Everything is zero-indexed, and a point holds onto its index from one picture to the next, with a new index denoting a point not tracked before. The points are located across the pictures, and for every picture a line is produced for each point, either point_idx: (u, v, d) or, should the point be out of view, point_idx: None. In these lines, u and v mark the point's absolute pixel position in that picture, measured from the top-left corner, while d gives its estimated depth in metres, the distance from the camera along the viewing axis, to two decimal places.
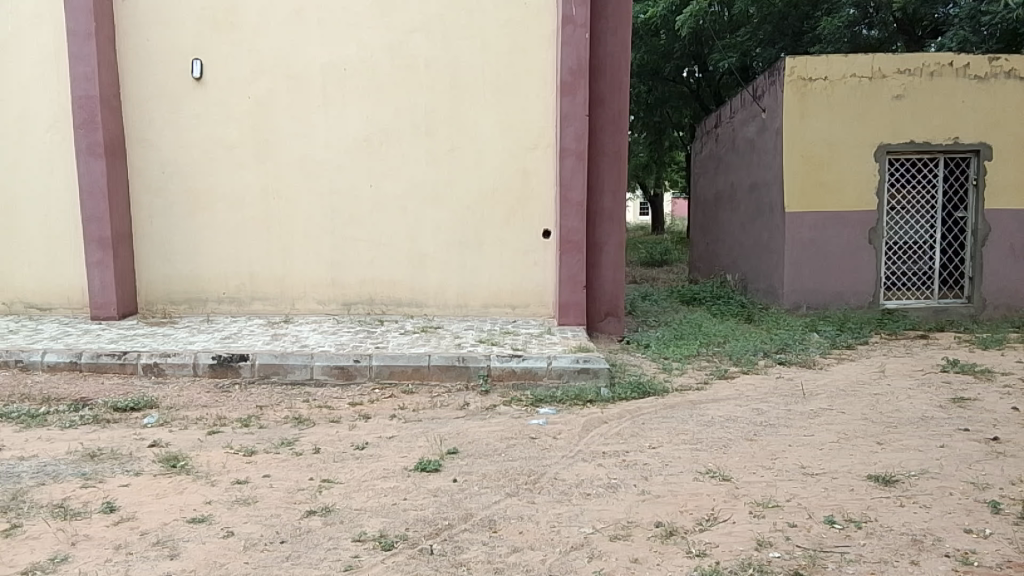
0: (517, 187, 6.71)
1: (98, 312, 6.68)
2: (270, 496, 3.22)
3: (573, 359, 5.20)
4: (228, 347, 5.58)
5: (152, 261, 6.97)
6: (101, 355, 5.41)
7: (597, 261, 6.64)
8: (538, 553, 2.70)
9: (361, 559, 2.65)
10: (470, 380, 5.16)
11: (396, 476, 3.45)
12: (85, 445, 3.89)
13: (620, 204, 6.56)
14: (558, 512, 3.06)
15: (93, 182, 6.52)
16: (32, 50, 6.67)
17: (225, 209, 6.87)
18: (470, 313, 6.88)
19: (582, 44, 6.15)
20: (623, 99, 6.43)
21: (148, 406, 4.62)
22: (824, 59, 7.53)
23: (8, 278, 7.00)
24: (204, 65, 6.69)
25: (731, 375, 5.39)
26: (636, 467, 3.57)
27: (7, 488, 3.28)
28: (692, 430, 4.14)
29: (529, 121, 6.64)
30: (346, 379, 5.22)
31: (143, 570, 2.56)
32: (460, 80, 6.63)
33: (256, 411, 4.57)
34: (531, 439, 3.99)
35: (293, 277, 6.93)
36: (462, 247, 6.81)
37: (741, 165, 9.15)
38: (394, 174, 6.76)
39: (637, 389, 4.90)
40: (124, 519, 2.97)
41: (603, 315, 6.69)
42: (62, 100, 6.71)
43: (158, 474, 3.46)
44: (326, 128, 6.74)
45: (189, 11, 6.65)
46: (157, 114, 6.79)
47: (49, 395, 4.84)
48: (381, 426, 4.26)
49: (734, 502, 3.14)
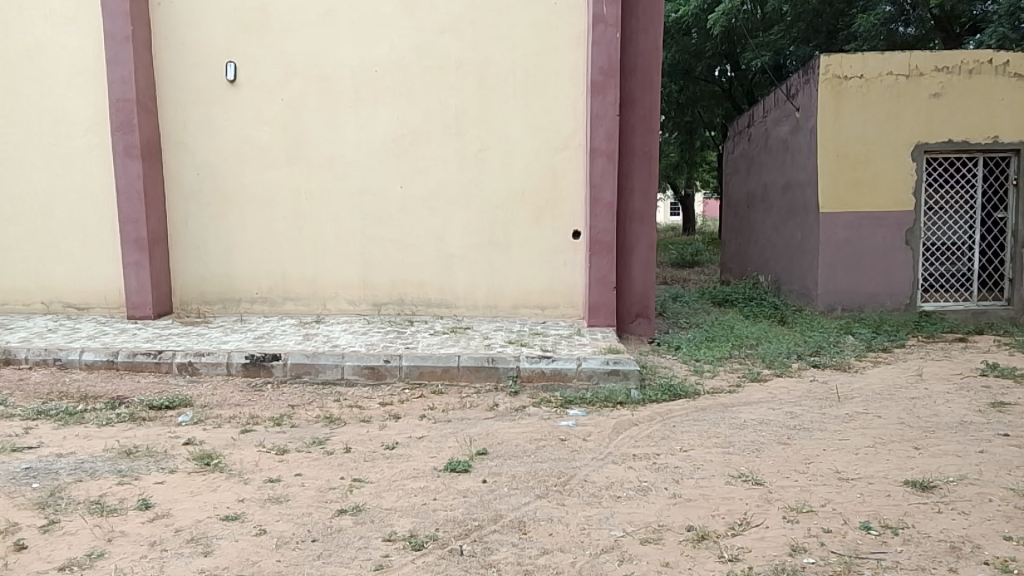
0: (546, 187, 6.70)
1: (134, 312, 6.80)
2: (302, 495, 3.24)
3: (603, 361, 5.17)
4: (260, 347, 5.64)
5: (187, 262, 7.07)
6: (137, 354, 5.50)
7: (627, 261, 6.60)
8: (568, 556, 2.69)
9: (391, 558, 2.66)
10: (499, 381, 5.16)
11: (426, 476, 3.46)
12: (121, 443, 3.95)
13: (650, 204, 6.51)
14: (588, 515, 3.04)
15: (130, 184, 6.64)
16: (70, 55, 6.81)
17: (256, 210, 6.96)
18: (500, 313, 6.89)
19: (613, 44, 6.12)
20: (654, 98, 6.39)
21: (182, 405, 4.69)
22: (860, 57, 7.41)
23: (47, 279, 7.15)
24: (237, 68, 6.78)
25: (763, 377, 5.33)
26: (667, 470, 3.55)
27: (45, 485, 3.34)
28: (724, 433, 4.10)
29: (558, 121, 6.63)
30: (376, 379, 5.25)
31: (177, 567, 2.59)
32: (490, 81, 6.64)
33: (288, 410, 4.61)
34: (560, 441, 3.98)
35: (324, 278, 6.99)
36: (491, 248, 6.81)
37: (774, 165, 9.04)
38: (423, 175, 6.79)
39: (669, 391, 4.86)
40: (159, 516, 3.01)
41: (634, 316, 6.65)
42: (98, 103, 6.84)
43: (192, 473, 3.51)
44: (356, 130, 6.79)
45: (222, 14, 6.73)
46: (192, 116, 6.89)
47: (86, 393, 4.93)
48: (411, 426, 4.28)
49: (767, 506, 3.11)
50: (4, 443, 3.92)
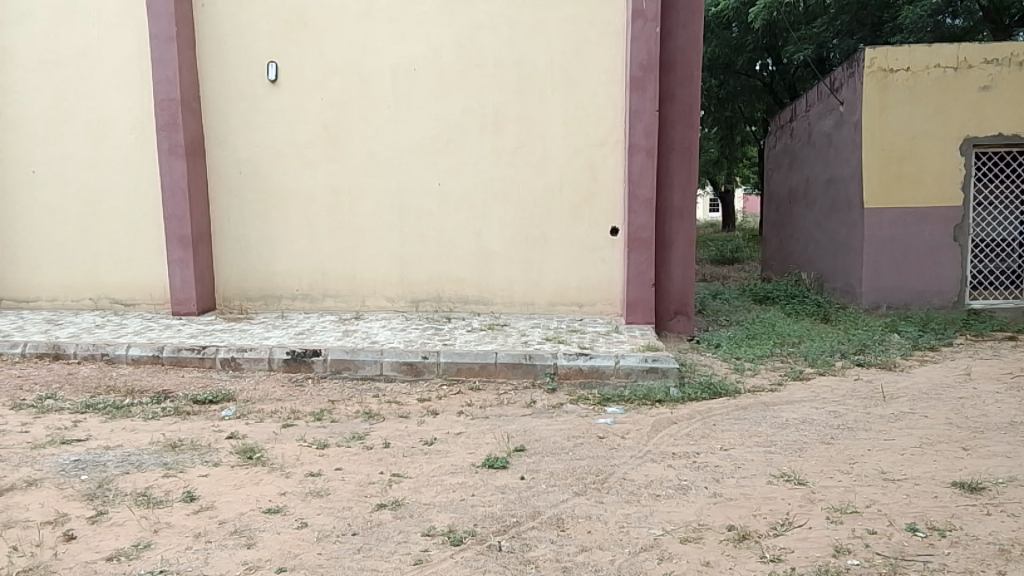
0: (584, 184, 6.67)
1: (179, 308, 6.94)
2: (342, 489, 3.28)
3: (641, 358, 5.13)
4: (301, 343, 5.72)
5: (229, 259, 7.18)
6: (181, 349, 5.62)
7: (666, 257, 6.54)
8: (607, 554, 2.67)
9: (430, 553, 2.68)
10: (537, 377, 5.16)
11: (464, 472, 3.47)
12: (166, 436, 4.03)
13: (690, 200, 6.44)
14: (627, 513, 3.02)
15: (175, 182, 6.77)
16: (117, 55, 6.97)
17: (297, 207, 7.04)
18: (537, 311, 6.88)
19: (652, 39, 6.07)
20: (694, 94, 6.31)
21: (225, 399, 4.78)
22: (907, 49, 7.24)
23: (96, 275, 7.33)
24: (279, 67, 6.87)
25: (806, 376, 5.24)
26: (707, 469, 3.51)
27: (93, 477, 3.43)
28: (766, 432, 4.05)
29: (597, 118, 6.60)
30: (414, 375, 5.30)
31: (221, 559, 2.63)
32: (527, 78, 6.62)
33: (328, 405, 4.67)
34: (598, 438, 3.96)
35: (363, 275, 7.06)
36: (529, 244, 6.80)
37: (817, 159, 8.88)
38: (461, 172, 6.81)
39: (708, 390, 4.81)
40: (204, 508, 3.07)
41: (673, 313, 6.60)
42: (144, 103, 6.99)
43: (235, 466, 3.57)
44: (395, 127, 6.84)
45: (264, 14, 6.83)
46: (234, 116, 7.00)
47: (132, 387, 5.05)
48: (449, 422, 4.30)
49: (810, 507, 3.06)
50: (54, 436, 4.03)
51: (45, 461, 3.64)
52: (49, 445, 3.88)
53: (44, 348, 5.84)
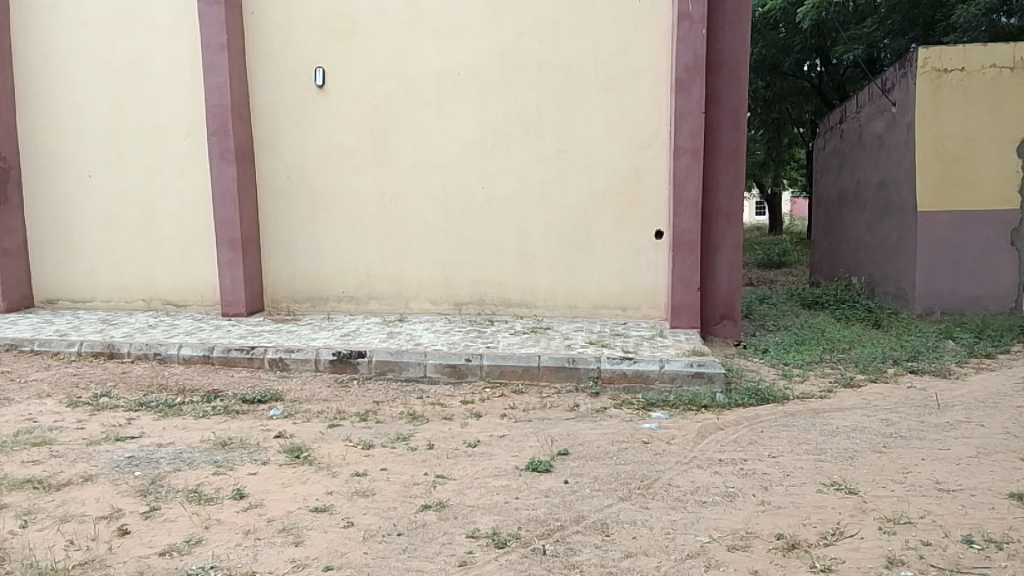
0: (628, 186, 6.64)
1: (228, 310, 7.08)
2: (387, 489, 3.31)
3: (687, 363, 5.07)
4: (347, 344, 5.79)
5: (277, 261, 7.30)
6: (231, 349, 5.74)
7: (712, 261, 6.46)
8: (653, 560, 2.65)
9: (475, 555, 2.68)
10: (580, 381, 5.14)
11: (508, 475, 3.48)
12: (217, 435, 4.12)
13: (737, 202, 6.35)
14: (672, 520, 2.99)
15: (225, 186, 6.91)
16: (169, 62, 7.15)
17: (343, 210, 7.14)
18: (580, 314, 6.85)
19: (698, 40, 6.01)
20: (742, 95, 6.23)
21: (273, 399, 4.86)
22: (961, 49, 7.06)
23: (148, 277, 7.52)
24: (326, 73, 6.98)
25: (857, 383, 5.12)
26: (755, 476, 3.46)
27: (147, 473, 3.52)
28: (816, 439, 3.97)
29: (642, 120, 6.56)
30: (457, 377, 5.32)
31: (269, 556, 2.67)
32: (572, 81, 6.61)
33: (373, 406, 4.72)
34: (643, 443, 3.93)
35: (407, 278, 7.12)
36: (572, 248, 6.78)
37: (868, 161, 8.70)
38: (504, 176, 6.83)
39: (755, 396, 4.74)
40: (252, 506, 3.12)
41: (718, 318, 6.51)
42: (196, 108, 7.16)
43: (282, 465, 3.62)
44: (440, 131, 6.89)
45: (312, 21, 6.94)
46: (283, 121, 7.12)
47: (184, 386, 5.16)
48: (492, 425, 4.31)
49: (862, 517, 2.99)
50: (109, 433, 4.14)
51: (100, 457, 3.75)
52: (104, 442, 3.99)
53: (99, 347, 6.00)
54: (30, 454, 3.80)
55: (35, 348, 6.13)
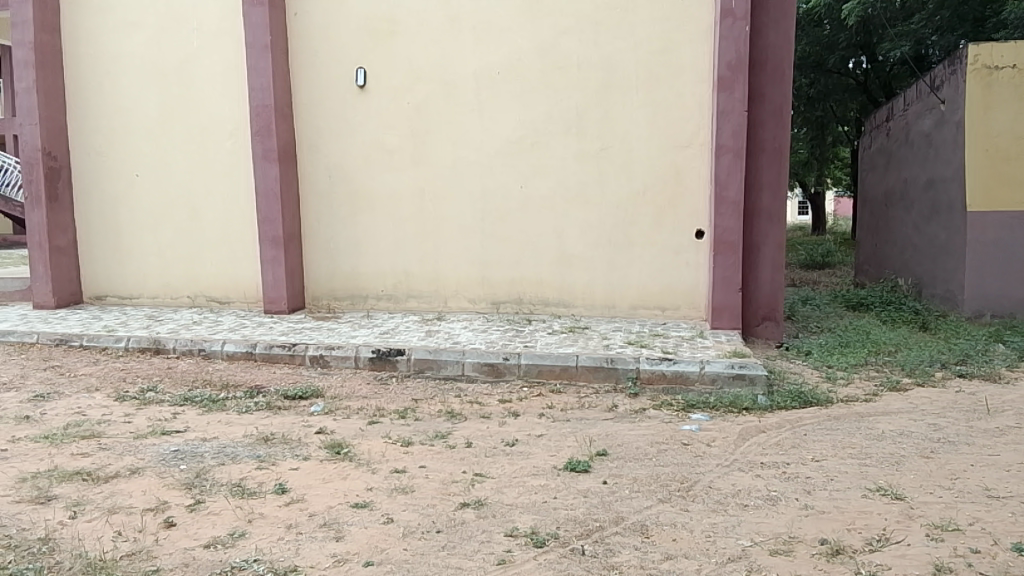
0: (668, 185, 6.58)
1: (271, 307, 7.19)
2: (426, 486, 3.33)
3: (728, 365, 5.01)
4: (386, 342, 5.84)
5: (318, 260, 7.39)
6: (273, 346, 5.83)
7: (754, 261, 6.37)
8: (693, 563, 2.62)
9: (513, 554, 2.69)
10: (619, 382, 5.11)
11: (546, 474, 3.47)
12: (259, 430, 4.19)
13: (780, 201, 6.26)
14: (713, 522, 2.96)
15: (268, 184, 7.02)
16: (215, 63, 7.29)
17: (383, 209, 7.20)
18: (618, 314, 6.82)
19: (741, 38, 5.93)
20: (786, 93, 6.14)
21: (314, 395, 4.92)
22: (1012, 45, 6.86)
23: (194, 275, 7.67)
24: (367, 73, 7.04)
25: (903, 387, 5.01)
26: (798, 480, 3.40)
27: (192, 466, 3.59)
28: (860, 444, 3.89)
29: (683, 119, 6.50)
30: (495, 376, 5.34)
31: (311, 550, 2.71)
32: (612, 79, 6.58)
33: (412, 404, 4.75)
34: (682, 445, 3.90)
35: (445, 277, 7.16)
36: (611, 247, 6.75)
37: (915, 160, 8.51)
38: (544, 175, 6.82)
39: (797, 398, 4.66)
40: (294, 500, 3.17)
41: (760, 319, 6.42)
42: (240, 109, 7.28)
43: (323, 461, 3.66)
44: (479, 130, 6.90)
45: (354, 22, 7.02)
46: (324, 120, 7.21)
47: (227, 382, 5.26)
48: (530, 424, 4.31)
49: (908, 523, 2.92)
50: (155, 427, 4.24)
51: (147, 450, 3.83)
52: (151, 435, 4.08)
53: (146, 343, 6.14)
54: (79, 446, 3.91)
55: (84, 343, 6.30)
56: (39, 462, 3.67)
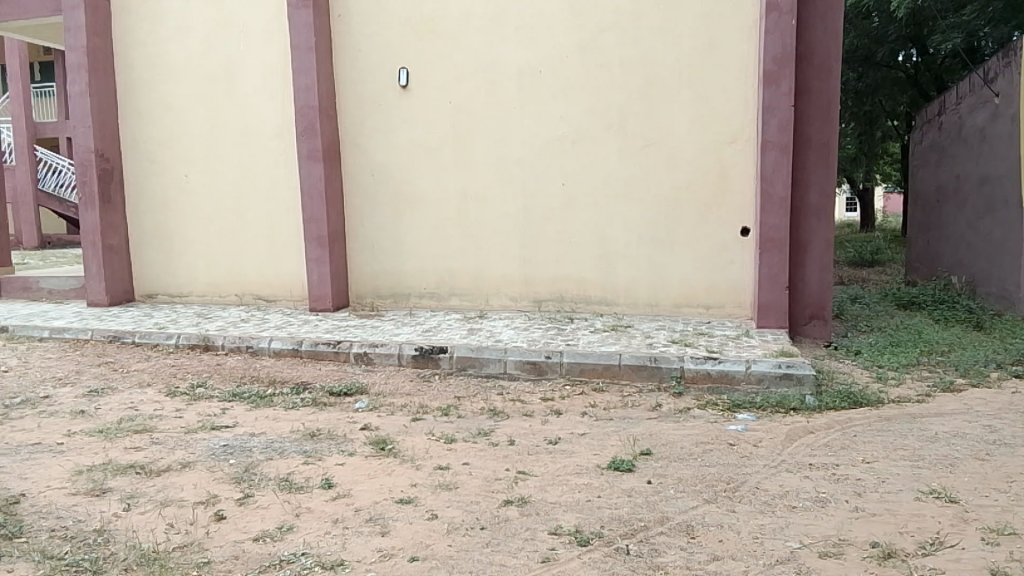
0: (712, 182, 6.50)
1: (316, 305, 7.29)
2: (469, 483, 3.34)
3: (775, 364, 4.94)
4: (429, 340, 5.88)
5: (362, 258, 7.48)
6: (319, 344, 5.91)
7: (801, 259, 6.26)
8: (740, 564, 2.59)
9: (558, 552, 2.69)
10: (662, 381, 5.07)
11: (590, 473, 3.46)
12: (305, 426, 4.25)
13: (828, 198, 6.14)
14: (760, 524, 2.92)
15: (313, 184, 7.12)
16: (262, 65, 7.42)
17: (426, 208, 7.25)
18: (661, 312, 6.76)
19: (788, 31, 5.84)
20: (834, 87, 6.02)
21: (359, 392, 4.98)
22: None
23: (242, 273, 7.82)
24: (410, 73, 7.10)
25: (957, 388, 4.88)
26: (848, 482, 3.34)
27: (241, 461, 3.66)
28: (912, 445, 3.80)
29: (727, 115, 6.41)
30: (538, 375, 5.33)
31: (357, 544, 2.74)
32: (655, 76, 6.53)
33: (455, 401, 4.78)
34: (728, 446, 3.85)
35: (487, 275, 7.18)
36: (654, 245, 6.70)
37: (968, 155, 8.29)
38: (586, 173, 6.79)
39: (847, 399, 4.57)
40: (340, 495, 3.21)
41: (808, 317, 6.31)
42: (286, 109, 7.40)
43: (368, 457, 3.70)
44: (521, 128, 6.91)
45: (397, 22, 7.08)
46: (368, 120, 7.28)
47: (274, 378, 5.35)
48: (572, 423, 4.30)
49: (963, 526, 2.85)
50: (205, 422, 4.33)
51: (198, 445, 3.92)
52: (201, 430, 4.17)
53: (195, 340, 6.28)
54: (133, 440, 4.01)
55: (136, 340, 6.46)
56: (94, 455, 3.77)
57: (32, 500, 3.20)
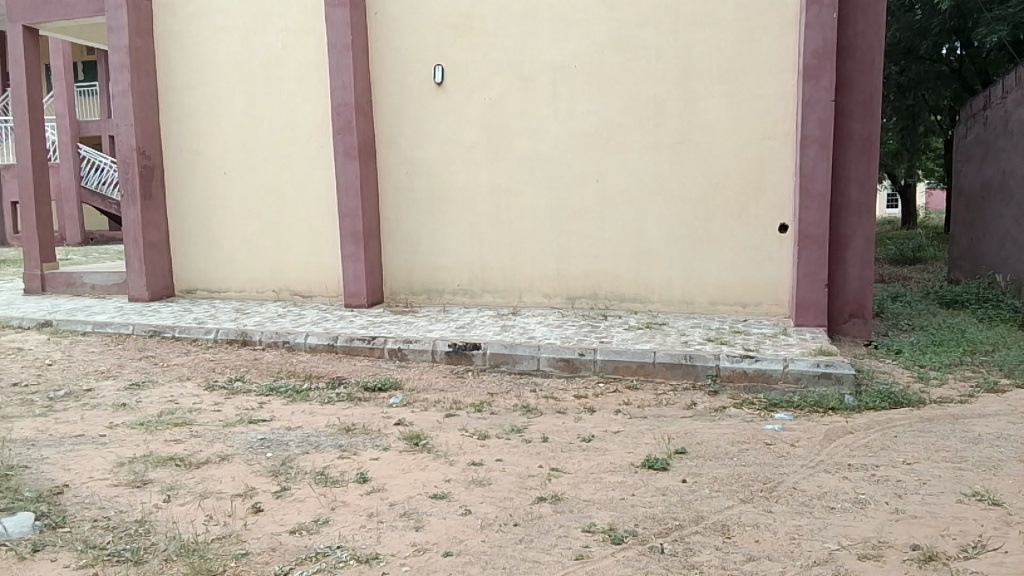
0: (750, 178, 6.42)
1: (351, 300, 7.36)
2: (503, 479, 3.35)
3: (813, 363, 4.86)
4: (462, 336, 5.90)
5: (396, 254, 7.52)
6: (354, 339, 5.96)
7: (840, 256, 6.16)
8: (777, 565, 2.56)
9: (592, 549, 2.68)
10: (698, 379, 5.03)
11: (624, 471, 3.45)
12: (341, 420, 4.29)
13: (869, 194, 6.03)
14: (798, 525, 2.88)
15: (349, 181, 7.18)
16: (299, 63, 7.51)
17: (459, 204, 7.27)
18: (697, 310, 6.70)
19: (829, 24, 5.74)
20: (876, 81, 5.90)
21: (393, 387, 5.01)
22: None
23: (279, 269, 7.92)
24: (445, 70, 7.12)
25: (1002, 389, 4.76)
26: (887, 483, 3.28)
27: (278, 454, 3.71)
28: (954, 447, 3.72)
29: (766, 110, 6.33)
30: (571, 372, 5.33)
31: (392, 538, 2.77)
32: (691, 71, 6.47)
33: (488, 397, 4.79)
34: (765, 445, 3.80)
35: (520, 272, 7.18)
36: (689, 242, 6.64)
37: (1015, 150, 8.08)
38: (619, 169, 6.76)
39: (887, 399, 4.49)
40: (375, 489, 3.24)
41: (847, 316, 6.20)
42: (323, 107, 7.48)
43: (402, 452, 3.73)
44: (555, 124, 6.89)
45: (432, 19, 7.11)
46: (403, 118, 7.32)
47: (310, 373, 5.41)
48: (606, 420, 4.28)
49: (1007, 530, 2.78)
50: (243, 415, 4.40)
51: (236, 438, 3.98)
52: (239, 424, 4.24)
53: (233, 335, 6.38)
54: (172, 433, 4.09)
55: (176, 334, 6.58)
56: (135, 447, 3.85)
57: (75, 490, 3.28)
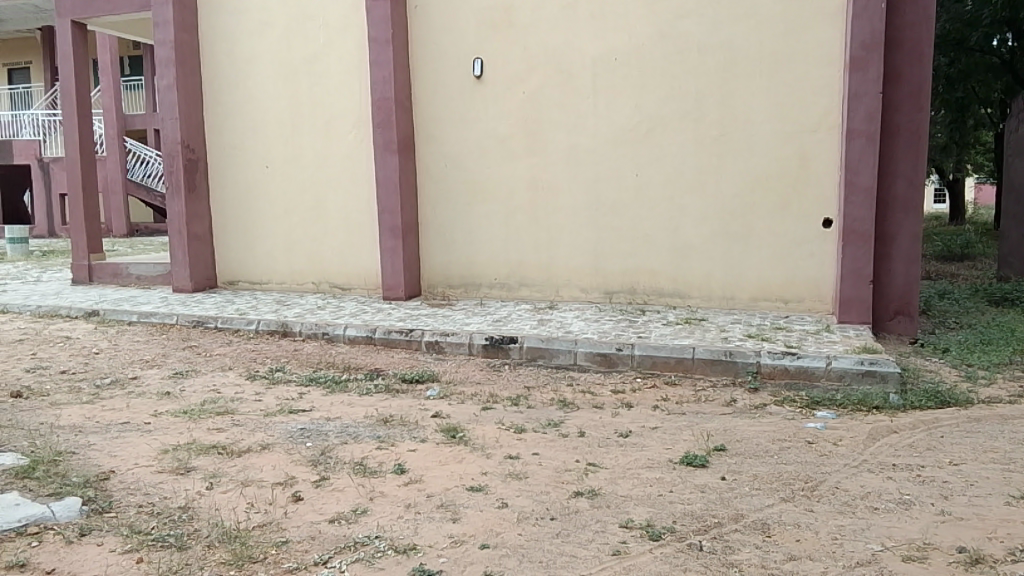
0: (793, 173, 6.32)
1: (390, 293, 7.42)
2: (539, 473, 3.35)
3: (857, 361, 4.77)
4: (499, 330, 5.91)
5: (434, 248, 7.56)
6: (392, 332, 6.01)
7: (886, 252, 6.03)
8: (818, 565, 2.52)
9: (629, 545, 2.67)
10: (737, 376, 4.98)
11: (662, 467, 3.42)
12: (379, 412, 4.33)
13: (916, 189, 5.90)
14: (840, 525, 2.83)
15: (388, 174, 7.23)
16: (340, 58, 7.57)
17: (497, 198, 7.27)
18: (736, 305, 6.63)
19: (877, 15, 5.63)
20: (925, 73, 5.76)
21: (430, 379, 5.04)
22: None
23: (319, 262, 8.01)
24: (484, 64, 7.13)
25: None
26: (933, 484, 3.20)
27: (318, 444, 3.76)
28: (1004, 448, 3.62)
29: (810, 103, 6.21)
30: (608, 367, 5.30)
31: (430, 529, 2.79)
32: (734, 63, 6.38)
33: (525, 391, 4.79)
34: (807, 444, 3.74)
35: (558, 266, 7.16)
36: (730, 237, 6.56)
37: None
38: (659, 163, 6.70)
39: (933, 398, 4.39)
40: (413, 481, 3.26)
41: (892, 314, 6.07)
42: (363, 101, 7.53)
43: (439, 444, 3.75)
44: (594, 118, 6.85)
45: (472, 13, 7.12)
46: (442, 111, 7.35)
47: (349, 364, 5.47)
48: (643, 416, 4.25)
49: None
50: (283, 405, 4.47)
51: (277, 428, 4.04)
52: (279, 414, 4.30)
53: (274, 326, 6.48)
54: (215, 422, 4.17)
55: (219, 325, 6.70)
56: (179, 435, 3.93)
57: (121, 476, 3.36)
